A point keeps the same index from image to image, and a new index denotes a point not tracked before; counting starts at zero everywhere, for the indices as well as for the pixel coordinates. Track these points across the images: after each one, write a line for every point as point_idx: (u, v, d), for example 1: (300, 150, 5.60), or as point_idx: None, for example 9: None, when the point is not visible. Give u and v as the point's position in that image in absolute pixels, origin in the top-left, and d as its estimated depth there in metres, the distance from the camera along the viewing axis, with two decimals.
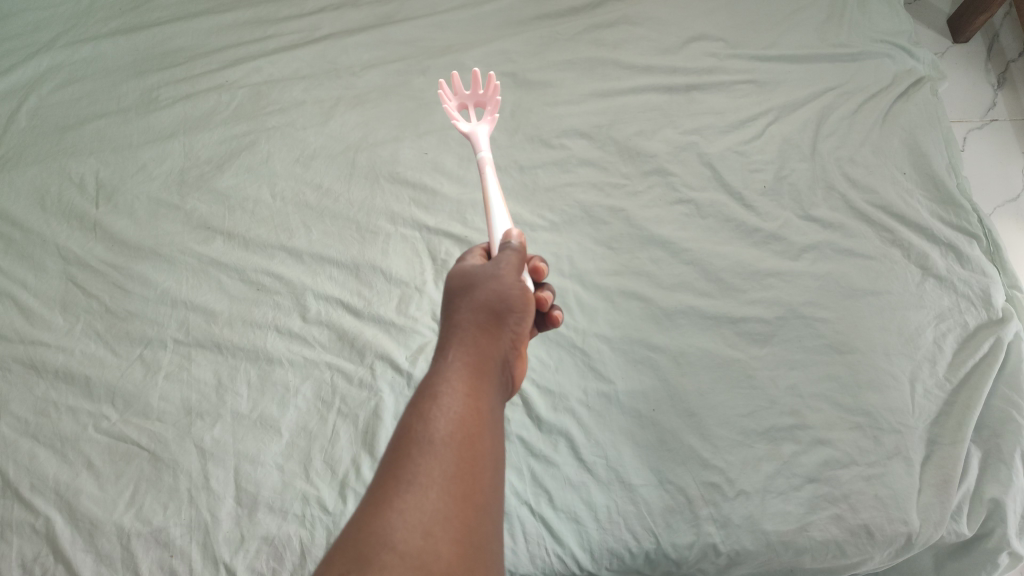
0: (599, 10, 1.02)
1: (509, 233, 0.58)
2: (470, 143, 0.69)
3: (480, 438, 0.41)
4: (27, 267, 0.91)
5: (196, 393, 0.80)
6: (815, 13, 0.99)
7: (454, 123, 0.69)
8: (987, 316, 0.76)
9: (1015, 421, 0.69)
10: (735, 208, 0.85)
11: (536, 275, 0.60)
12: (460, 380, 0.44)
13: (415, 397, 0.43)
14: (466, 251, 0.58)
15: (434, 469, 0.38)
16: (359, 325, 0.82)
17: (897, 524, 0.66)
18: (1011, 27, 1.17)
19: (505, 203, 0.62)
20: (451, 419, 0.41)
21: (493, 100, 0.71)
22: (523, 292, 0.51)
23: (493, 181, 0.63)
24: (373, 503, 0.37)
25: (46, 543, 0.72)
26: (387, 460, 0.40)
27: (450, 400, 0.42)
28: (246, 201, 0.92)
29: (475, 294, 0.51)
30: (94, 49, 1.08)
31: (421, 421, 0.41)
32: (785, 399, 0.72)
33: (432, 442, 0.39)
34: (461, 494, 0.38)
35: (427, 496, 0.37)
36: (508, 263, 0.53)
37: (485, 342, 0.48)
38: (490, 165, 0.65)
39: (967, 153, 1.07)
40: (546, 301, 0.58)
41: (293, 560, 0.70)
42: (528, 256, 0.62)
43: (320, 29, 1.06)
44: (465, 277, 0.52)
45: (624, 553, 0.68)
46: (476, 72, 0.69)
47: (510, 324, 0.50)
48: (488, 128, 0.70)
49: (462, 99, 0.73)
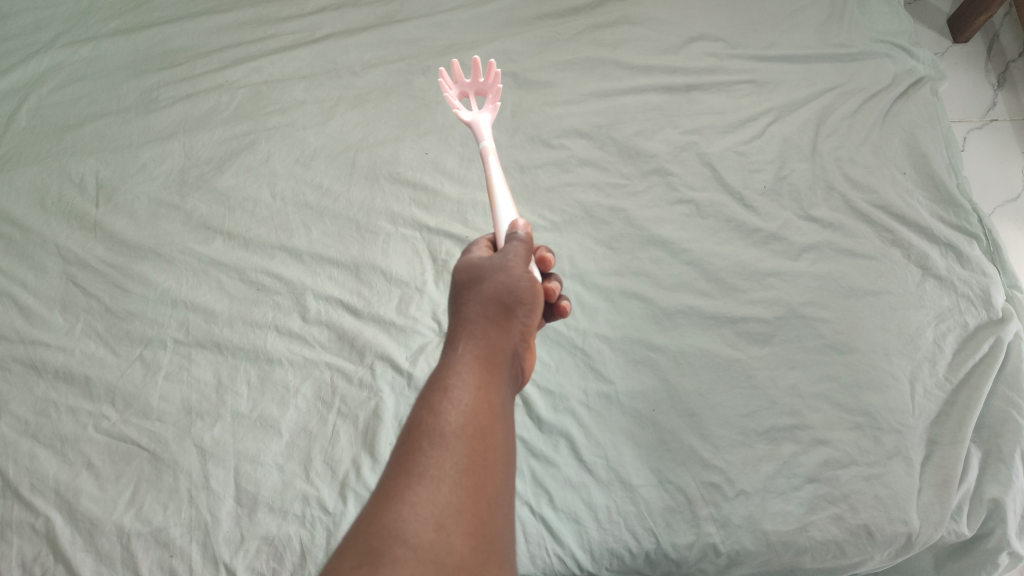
0: (599, 10, 1.02)
1: (515, 224, 0.57)
2: (473, 131, 0.68)
3: (491, 431, 0.41)
4: (27, 267, 0.91)
5: (196, 393, 0.80)
6: (815, 13, 0.99)
7: (456, 111, 0.69)
8: (986, 316, 0.76)
9: (1015, 421, 0.69)
10: (735, 208, 0.85)
11: (542, 265, 0.60)
12: (470, 373, 0.44)
13: (425, 390, 0.43)
14: (472, 243, 0.58)
15: (446, 462, 0.38)
16: (359, 325, 0.82)
17: (897, 524, 0.66)
18: (1011, 27, 1.17)
19: (509, 195, 0.62)
20: (462, 412, 0.41)
21: (494, 88, 0.71)
22: (531, 284, 0.51)
23: (496, 169, 0.63)
24: (383, 497, 0.37)
25: (46, 543, 0.72)
26: (398, 453, 0.40)
27: (460, 393, 0.42)
28: (246, 201, 0.92)
29: (484, 287, 0.50)
30: (94, 49, 1.08)
31: (432, 414, 0.41)
32: (785, 399, 0.72)
33: (443, 435, 0.39)
34: (473, 487, 0.38)
35: (439, 489, 0.37)
36: (515, 254, 0.53)
37: (494, 335, 0.48)
38: (494, 154, 0.65)
39: (967, 153, 1.07)
40: (553, 292, 0.59)
41: (293, 560, 0.70)
42: (534, 246, 0.62)
43: (321, 29, 1.06)
44: (472, 270, 0.52)
45: (624, 553, 0.68)
46: (476, 60, 0.69)
47: (519, 316, 0.50)
48: (490, 116, 0.70)
49: (463, 87, 0.72)
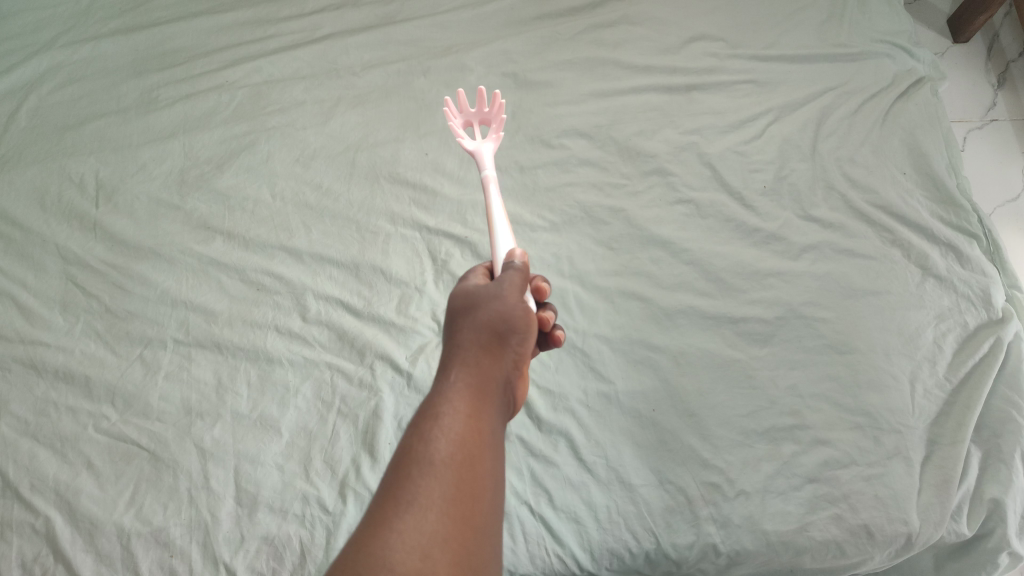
0: (599, 10, 1.02)
1: (512, 253, 0.57)
2: (476, 161, 0.68)
3: (481, 460, 0.41)
4: (26, 266, 0.91)
5: (196, 393, 0.80)
6: (816, 13, 0.99)
7: (459, 140, 0.68)
8: (986, 316, 0.76)
9: (1015, 421, 0.69)
10: (735, 207, 0.85)
11: (538, 296, 0.59)
12: (461, 401, 0.44)
13: (417, 417, 0.44)
14: (469, 270, 0.58)
15: (433, 490, 0.38)
16: (358, 325, 0.82)
17: (897, 524, 0.66)
18: (1011, 27, 1.17)
19: (508, 224, 0.62)
20: (451, 440, 0.41)
21: (498, 118, 0.71)
22: (526, 312, 0.50)
23: (496, 200, 0.63)
24: (371, 524, 0.37)
25: (46, 544, 0.72)
26: (387, 479, 0.40)
27: (451, 422, 0.42)
28: (246, 201, 0.92)
29: (478, 314, 0.50)
30: (94, 49, 1.08)
31: (422, 442, 0.41)
32: (785, 399, 0.72)
33: (433, 463, 0.40)
34: (460, 516, 0.38)
35: (426, 517, 0.37)
36: (512, 282, 0.53)
37: (487, 362, 0.48)
38: (495, 183, 0.65)
39: (967, 153, 1.07)
40: (547, 322, 0.58)
41: (293, 560, 0.70)
42: (531, 275, 0.60)
43: (321, 30, 1.06)
44: (468, 296, 0.52)
45: (624, 553, 0.68)
46: (482, 90, 0.69)
47: (513, 344, 0.50)
48: (493, 146, 0.69)
49: (468, 117, 0.72)
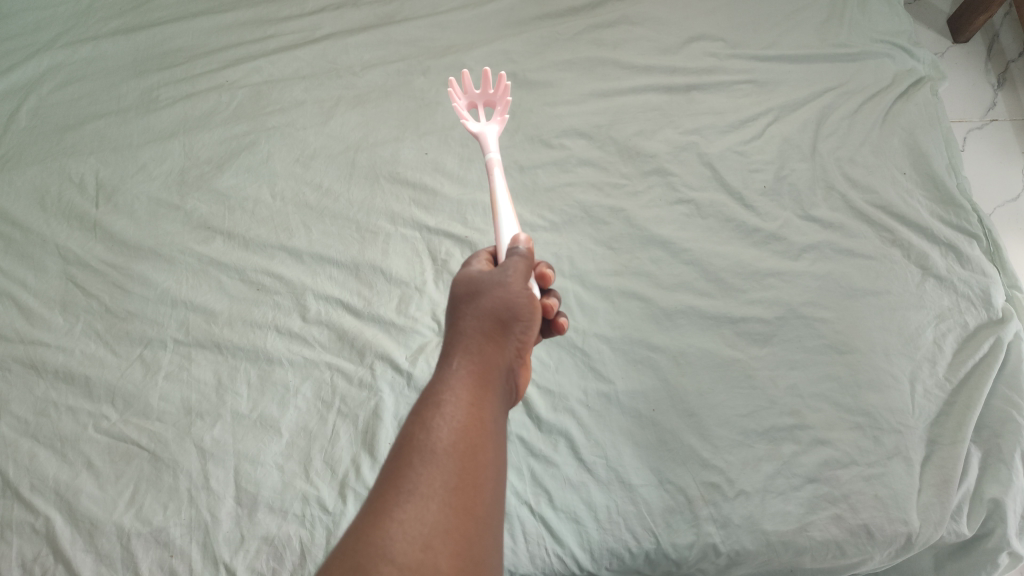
0: (599, 10, 1.02)
1: (517, 237, 0.57)
2: (480, 143, 0.68)
3: (483, 448, 0.41)
4: (26, 266, 0.91)
5: (196, 393, 0.80)
6: (815, 13, 0.99)
7: (464, 121, 0.68)
8: (986, 315, 0.76)
9: (1015, 420, 0.69)
10: (734, 207, 0.85)
11: (542, 281, 0.59)
12: (463, 390, 0.44)
13: (418, 405, 0.44)
14: (473, 255, 0.57)
15: (436, 480, 0.38)
16: (358, 325, 0.82)
17: (897, 524, 0.66)
18: (1011, 27, 1.17)
19: (513, 209, 0.61)
20: (454, 428, 0.41)
21: (503, 100, 0.70)
22: (530, 300, 0.50)
23: (501, 182, 0.63)
24: (372, 514, 0.37)
25: (46, 544, 0.72)
26: (388, 467, 0.40)
27: (453, 409, 0.42)
28: (246, 201, 0.92)
29: (481, 302, 0.50)
30: (94, 49, 1.08)
31: (423, 430, 0.41)
32: (786, 399, 0.72)
33: (435, 451, 0.40)
34: (462, 507, 0.38)
35: (427, 507, 0.37)
36: (516, 269, 0.53)
37: (489, 350, 0.48)
38: (500, 166, 0.65)
39: (967, 152, 1.07)
40: (551, 309, 0.57)
41: (293, 560, 0.70)
42: (534, 261, 0.60)
43: (321, 29, 1.06)
44: (470, 284, 0.52)
45: (624, 553, 0.68)
46: (487, 72, 0.68)
47: (516, 332, 0.50)
48: (497, 128, 0.69)
49: (472, 98, 0.72)
